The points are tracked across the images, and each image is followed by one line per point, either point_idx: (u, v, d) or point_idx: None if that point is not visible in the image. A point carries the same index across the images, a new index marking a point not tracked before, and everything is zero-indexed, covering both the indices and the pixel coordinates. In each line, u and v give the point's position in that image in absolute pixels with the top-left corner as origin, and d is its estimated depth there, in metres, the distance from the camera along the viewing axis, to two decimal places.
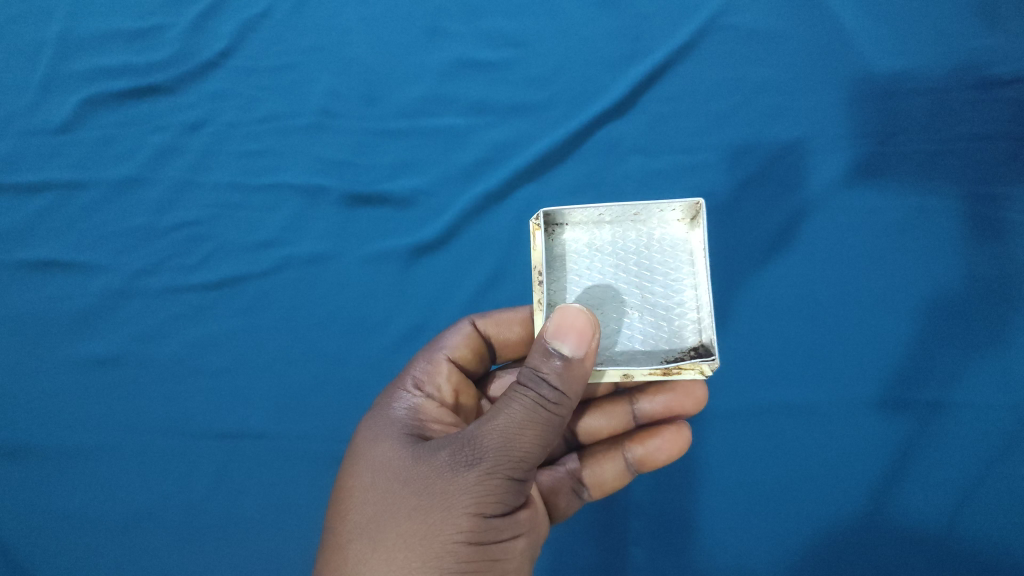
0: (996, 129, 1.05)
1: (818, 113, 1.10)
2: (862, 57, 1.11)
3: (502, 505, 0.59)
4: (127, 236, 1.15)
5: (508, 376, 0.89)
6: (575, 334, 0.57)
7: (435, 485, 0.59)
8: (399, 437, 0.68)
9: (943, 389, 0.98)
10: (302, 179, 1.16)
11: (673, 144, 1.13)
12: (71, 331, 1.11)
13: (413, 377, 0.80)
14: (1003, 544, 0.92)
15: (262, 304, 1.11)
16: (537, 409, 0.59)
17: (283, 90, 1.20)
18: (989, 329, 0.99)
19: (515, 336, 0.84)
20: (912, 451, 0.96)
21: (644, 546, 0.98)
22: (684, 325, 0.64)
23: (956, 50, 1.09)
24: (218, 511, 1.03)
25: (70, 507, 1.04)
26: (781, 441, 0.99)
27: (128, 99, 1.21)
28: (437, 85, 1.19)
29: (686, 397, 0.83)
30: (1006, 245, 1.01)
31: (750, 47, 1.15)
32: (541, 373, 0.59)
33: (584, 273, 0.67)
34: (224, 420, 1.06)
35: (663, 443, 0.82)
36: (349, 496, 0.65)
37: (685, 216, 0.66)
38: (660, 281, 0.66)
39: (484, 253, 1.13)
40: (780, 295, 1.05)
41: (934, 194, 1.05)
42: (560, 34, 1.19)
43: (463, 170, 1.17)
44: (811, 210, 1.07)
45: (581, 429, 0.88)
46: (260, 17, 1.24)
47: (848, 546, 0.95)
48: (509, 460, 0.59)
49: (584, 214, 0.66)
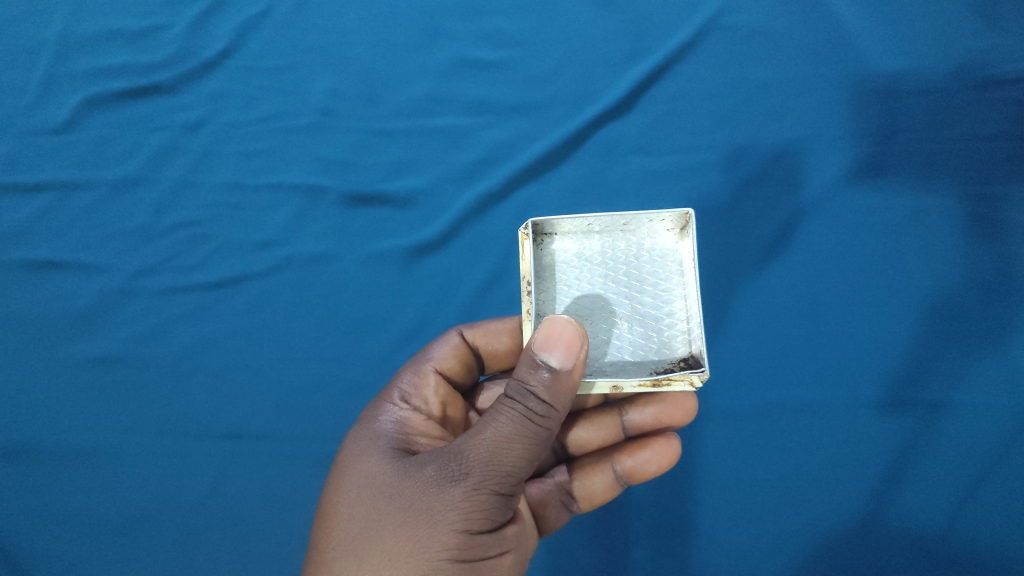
0: (998, 128, 1.03)
1: (820, 112, 1.08)
2: (862, 56, 1.09)
3: (489, 520, 0.59)
4: (127, 237, 1.15)
5: (497, 387, 0.89)
6: (562, 345, 0.56)
7: (421, 500, 0.60)
8: (386, 452, 0.68)
9: (944, 392, 0.96)
10: (300, 180, 1.16)
11: (673, 143, 1.11)
12: (74, 332, 1.12)
13: (400, 389, 0.80)
14: (1003, 548, 0.91)
15: (261, 305, 1.12)
16: (525, 422, 0.59)
17: (282, 91, 1.19)
18: (990, 331, 0.97)
19: (503, 346, 0.85)
20: (912, 453, 0.95)
21: (642, 547, 0.98)
22: (674, 336, 0.63)
23: (956, 49, 1.06)
24: (219, 510, 1.04)
25: (74, 505, 1.05)
26: (780, 442, 0.99)
27: (128, 99, 1.21)
28: (435, 85, 1.18)
29: (676, 408, 0.83)
30: (1009, 246, 0.99)
31: (753, 45, 1.12)
32: (529, 385, 0.59)
33: (573, 283, 0.66)
34: (224, 421, 1.07)
35: (653, 455, 0.82)
36: (335, 512, 0.65)
37: (675, 226, 0.66)
38: (650, 292, 0.65)
39: (482, 255, 1.12)
40: (779, 297, 1.04)
41: (935, 194, 1.03)
42: (560, 32, 1.18)
43: (460, 170, 1.16)
44: (813, 208, 1.06)
45: (571, 441, 0.88)
46: (259, 17, 1.23)
47: (845, 548, 0.94)
48: (496, 475, 0.59)
49: (574, 223, 0.66)
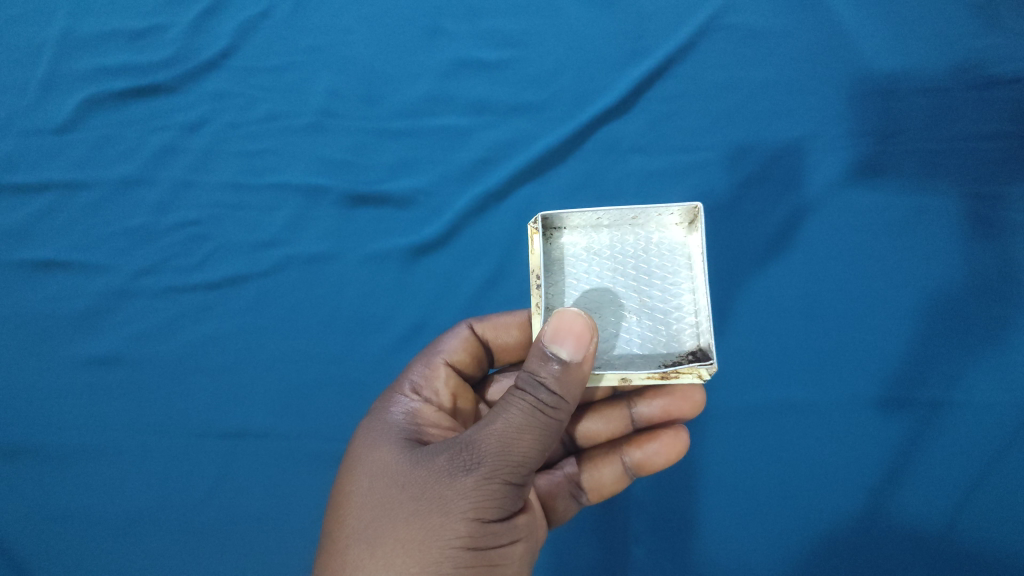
0: (996, 128, 1.04)
1: (818, 114, 1.09)
2: (861, 58, 1.10)
3: (501, 509, 0.60)
4: (128, 236, 1.15)
5: (507, 379, 0.90)
6: (572, 337, 0.57)
7: (433, 490, 0.60)
8: (398, 442, 0.68)
9: (943, 389, 0.97)
10: (303, 179, 1.16)
11: (674, 143, 1.12)
12: (74, 331, 1.11)
13: (410, 381, 0.81)
14: (1003, 545, 0.92)
15: (263, 304, 1.12)
16: (535, 413, 0.59)
17: (284, 90, 1.20)
18: (989, 330, 0.98)
19: (513, 339, 0.85)
20: (912, 450, 0.96)
21: (644, 544, 0.98)
22: (682, 329, 0.64)
23: (955, 51, 1.08)
24: (220, 509, 1.04)
25: (73, 505, 1.05)
26: (780, 440, 0.99)
27: (129, 99, 1.21)
28: (437, 84, 1.19)
29: (684, 401, 0.83)
30: (1007, 245, 1.00)
31: (752, 46, 1.14)
32: (539, 377, 0.59)
33: (582, 277, 0.67)
34: (226, 419, 1.07)
35: (661, 447, 0.83)
36: (346, 501, 0.65)
37: (683, 220, 0.66)
38: (659, 285, 0.66)
39: (484, 253, 1.13)
40: (779, 295, 1.05)
41: (933, 194, 1.04)
42: (560, 33, 1.19)
43: (462, 170, 1.16)
44: (812, 208, 1.07)
45: (580, 432, 0.89)
46: (260, 17, 1.23)
47: (847, 546, 0.95)
48: (507, 464, 0.59)
49: (583, 217, 0.66)
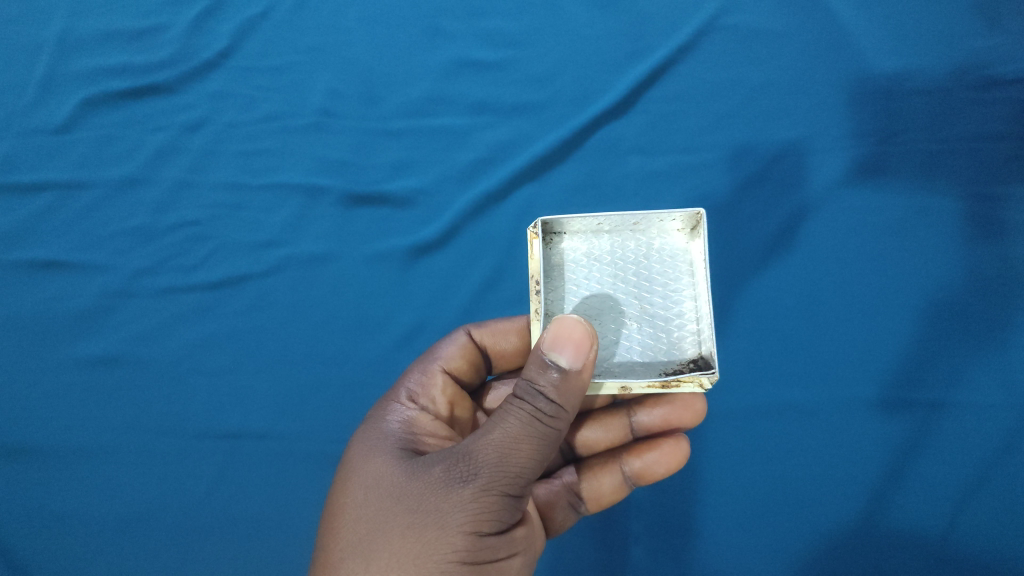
0: (998, 128, 1.03)
1: (818, 114, 1.08)
2: (861, 58, 1.09)
3: (498, 522, 0.59)
4: (128, 236, 1.14)
5: (504, 386, 0.89)
6: (572, 345, 0.56)
7: (429, 502, 0.59)
8: (394, 452, 0.68)
9: (942, 389, 0.96)
10: (302, 179, 1.15)
11: (675, 143, 1.11)
12: (73, 332, 1.10)
13: (407, 389, 0.80)
14: (1003, 548, 0.91)
15: (262, 304, 1.11)
16: (533, 423, 0.59)
17: (282, 90, 1.19)
18: (990, 331, 0.97)
19: (511, 345, 0.84)
20: (912, 453, 0.95)
21: (642, 545, 0.98)
22: (683, 336, 0.63)
23: (956, 50, 1.07)
24: (219, 510, 1.03)
25: (71, 507, 1.04)
26: (782, 442, 0.98)
27: (128, 100, 1.20)
28: (436, 84, 1.18)
29: (685, 410, 0.82)
30: (1009, 247, 0.99)
31: (753, 46, 1.12)
32: (538, 386, 0.58)
33: (582, 283, 0.66)
34: (225, 420, 1.06)
35: (662, 456, 0.82)
36: (341, 512, 0.65)
37: (686, 226, 0.65)
38: (660, 291, 0.65)
39: (483, 254, 1.12)
40: (778, 297, 1.04)
41: (934, 194, 1.03)
42: (561, 33, 1.17)
43: (462, 170, 1.15)
44: (814, 208, 1.06)
45: (579, 441, 0.88)
46: (259, 17, 1.22)
47: (849, 549, 0.94)
48: (504, 476, 0.59)
49: (583, 222, 0.65)
